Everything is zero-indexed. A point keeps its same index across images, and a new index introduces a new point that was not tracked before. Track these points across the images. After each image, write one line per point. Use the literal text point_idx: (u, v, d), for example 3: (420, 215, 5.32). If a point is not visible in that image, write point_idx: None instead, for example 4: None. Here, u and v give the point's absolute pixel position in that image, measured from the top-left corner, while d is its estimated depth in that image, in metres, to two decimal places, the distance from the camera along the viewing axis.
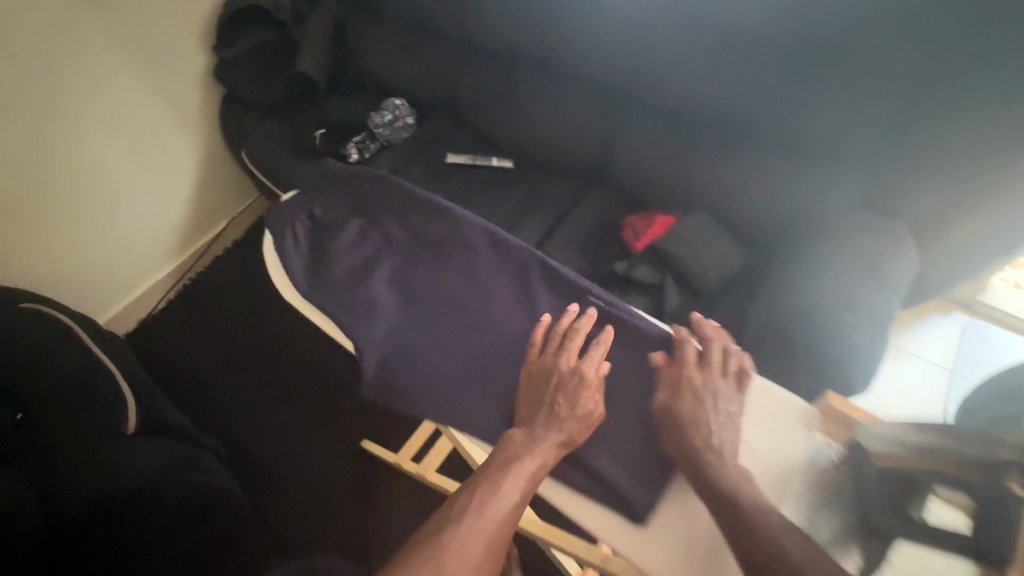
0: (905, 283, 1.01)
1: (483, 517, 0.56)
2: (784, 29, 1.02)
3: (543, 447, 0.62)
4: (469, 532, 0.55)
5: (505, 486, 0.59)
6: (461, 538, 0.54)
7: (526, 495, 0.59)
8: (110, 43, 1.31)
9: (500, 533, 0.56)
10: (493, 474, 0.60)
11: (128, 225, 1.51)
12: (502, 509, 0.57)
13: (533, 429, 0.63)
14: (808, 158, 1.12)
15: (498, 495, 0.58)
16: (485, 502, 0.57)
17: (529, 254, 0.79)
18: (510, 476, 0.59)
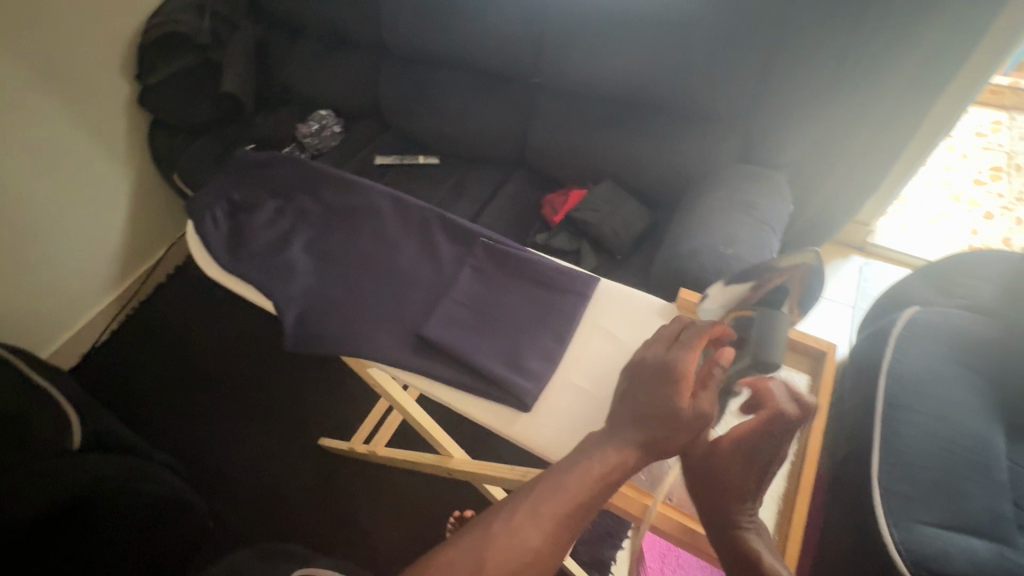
0: (782, 225, 1.15)
1: (536, 513, 0.51)
2: (655, 14, 1.15)
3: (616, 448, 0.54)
4: (520, 527, 0.50)
5: (568, 482, 0.52)
6: (509, 533, 0.50)
7: (594, 500, 0.52)
8: (29, 73, 1.33)
9: (557, 536, 0.50)
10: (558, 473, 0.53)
11: (65, 256, 1.52)
12: (560, 509, 0.51)
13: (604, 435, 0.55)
14: (694, 125, 1.25)
15: (555, 490, 0.52)
16: (540, 502, 0.51)
17: (432, 211, 0.86)
18: (574, 475, 0.53)
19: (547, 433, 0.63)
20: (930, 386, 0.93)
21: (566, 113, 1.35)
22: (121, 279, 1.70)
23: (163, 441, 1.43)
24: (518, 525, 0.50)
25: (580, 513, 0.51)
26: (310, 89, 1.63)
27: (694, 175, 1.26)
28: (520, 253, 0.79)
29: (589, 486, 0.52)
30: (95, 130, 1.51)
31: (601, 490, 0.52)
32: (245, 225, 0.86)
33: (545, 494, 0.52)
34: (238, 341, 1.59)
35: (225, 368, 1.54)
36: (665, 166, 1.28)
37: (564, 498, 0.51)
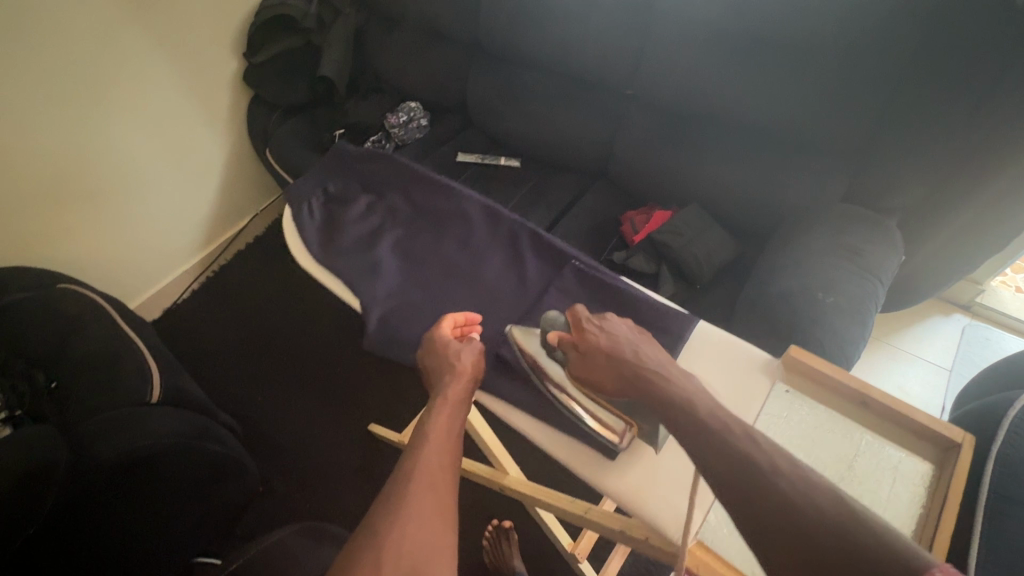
0: (888, 276, 1.05)
1: (418, 493, 0.51)
2: (775, 33, 1.06)
3: (446, 403, 0.61)
4: (421, 474, 0.52)
5: (427, 451, 0.55)
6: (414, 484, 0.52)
7: (455, 433, 0.59)
8: (148, 45, 1.42)
9: (445, 467, 0.54)
10: (410, 449, 0.56)
11: (161, 216, 1.63)
12: (433, 480, 0.53)
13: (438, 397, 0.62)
14: (796, 154, 1.17)
15: (425, 465, 0.54)
16: (425, 465, 0.54)
17: (522, 224, 0.84)
18: (432, 421, 0.59)
19: (624, 480, 0.64)
20: None
21: (657, 130, 1.30)
22: (206, 243, 1.80)
23: (228, 403, 1.50)
24: (411, 518, 0.49)
25: (450, 450, 0.57)
26: (400, 80, 1.65)
27: (791, 210, 1.19)
28: (610, 281, 0.77)
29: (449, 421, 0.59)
30: (201, 101, 1.60)
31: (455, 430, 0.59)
32: (337, 216, 0.88)
33: (414, 478, 0.52)
34: (306, 317, 1.65)
35: (291, 341, 1.60)
36: (762, 195, 1.20)
37: (432, 472, 0.53)
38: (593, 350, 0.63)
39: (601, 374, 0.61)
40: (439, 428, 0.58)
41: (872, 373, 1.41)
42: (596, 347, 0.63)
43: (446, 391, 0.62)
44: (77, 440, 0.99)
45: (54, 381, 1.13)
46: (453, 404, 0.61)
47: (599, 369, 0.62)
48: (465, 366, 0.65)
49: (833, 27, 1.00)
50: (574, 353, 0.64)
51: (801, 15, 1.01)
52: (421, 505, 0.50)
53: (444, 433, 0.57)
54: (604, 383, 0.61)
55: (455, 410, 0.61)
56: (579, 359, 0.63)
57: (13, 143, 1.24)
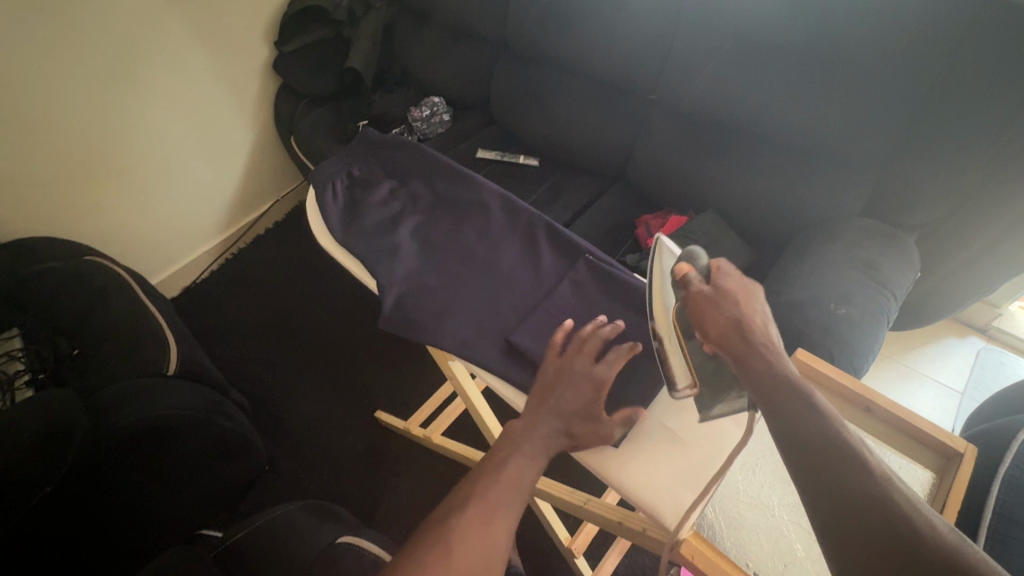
0: (903, 293, 1.04)
1: (473, 521, 0.55)
2: (799, 44, 1.07)
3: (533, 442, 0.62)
4: (481, 506, 0.56)
5: (498, 485, 0.58)
6: (473, 514, 0.55)
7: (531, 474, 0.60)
8: (185, 29, 1.46)
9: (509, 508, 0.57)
10: (482, 479, 0.59)
11: (186, 197, 1.67)
12: (506, 495, 0.58)
13: (524, 433, 0.63)
14: (815, 167, 1.17)
15: (490, 499, 0.57)
16: (487, 496, 0.57)
17: (540, 217, 0.86)
18: (514, 458, 0.61)
19: (627, 471, 0.65)
20: None
21: (677, 136, 1.31)
22: (228, 225, 1.84)
23: (241, 382, 1.53)
24: (472, 520, 0.54)
25: (519, 489, 0.59)
26: (426, 75, 1.68)
27: (807, 221, 1.19)
28: (624, 277, 0.78)
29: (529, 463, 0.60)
30: (232, 87, 1.64)
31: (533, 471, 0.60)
32: (360, 200, 0.90)
33: (493, 485, 0.58)
34: (321, 302, 1.68)
35: (305, 324, 1.63)
36: (779, 206, 1.20)
37: (506, 488, 0.58)
38: (709, 300, 0.59)
39: (714, 334, 0.58)
40: (532, 448, 0.62)
41: (881, 390, 1.39)
42: (717, 296, 0.60)
43: (553, 410, 0.64)
44: (95, 405, 1.03)
45: (78, 347, 1.17)
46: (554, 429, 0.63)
47: (715, 322, 0.58)
48: (590, 406, 0.65)
49: (857, 39, 1.00)
50: (696, 292, 0.60)
51: (826, 27, 1.02)
52: (485, 518, 0.55)
53: (535, 451, 0.61)
54: (713, 335, 0.58)
55: (545, 446, 0.62)
56: (698, 298, 0.60)
57: (50, 120, 1.30)
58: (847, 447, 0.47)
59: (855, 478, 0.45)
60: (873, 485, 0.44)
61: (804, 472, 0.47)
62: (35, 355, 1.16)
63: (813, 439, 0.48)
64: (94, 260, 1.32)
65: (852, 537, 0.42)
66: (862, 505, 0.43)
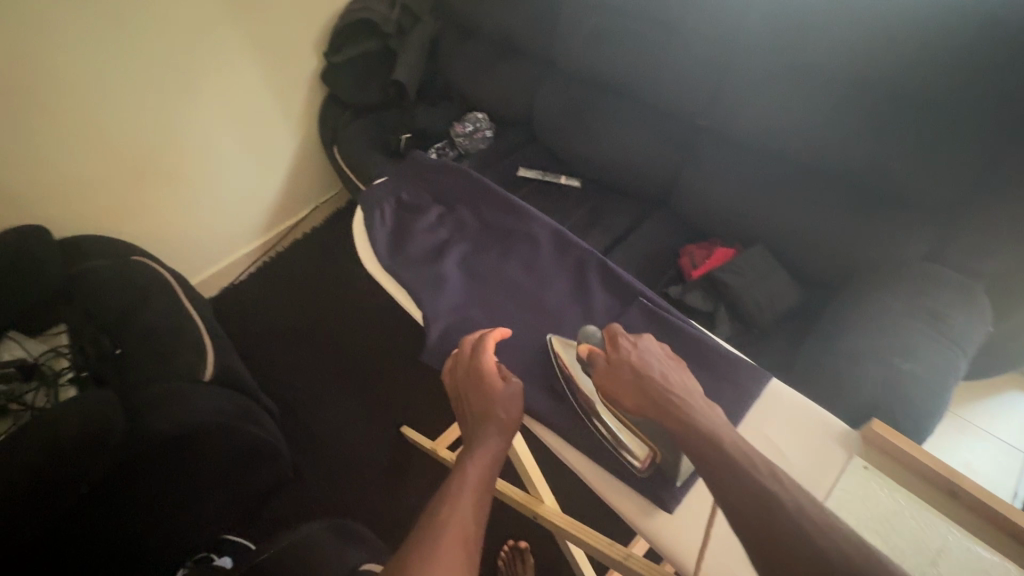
0: (972, 347, 0.97)
1: (444, 546, 0.48)
2: (866, 78, 1.01)
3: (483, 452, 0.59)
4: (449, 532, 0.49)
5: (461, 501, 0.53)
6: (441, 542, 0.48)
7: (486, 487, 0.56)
8: (238, 38, 1.49)
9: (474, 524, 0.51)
10: (443, 499, 0.53)
11: (230, 201, 1.70)
12: (460, 528, 0.50)
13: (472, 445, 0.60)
14: (878, 206, 1.10)
15: (453, 518, 0.51)
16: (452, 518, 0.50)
17: (592, 254, 0.83)
18: (468, 474, 0.56)
19: (679, 537, 0.61)
20: None
21: (729, 165, 1.26)
22: (267, 229, 1.87)
23: (273, 388, 1.54)
24: (441, 542, 0.48)
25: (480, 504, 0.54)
26: (470, 91, 1.68)
27: (867, 262, 1.12)
28: (680, 324, 0.75)
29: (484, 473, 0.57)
30: (280, 95, 1.67)
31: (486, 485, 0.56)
32: (407, 225, 0.89)
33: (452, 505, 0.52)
34: (353, 312, 1.68)
35: (337, 334, 1.64)
36: (834, 245, 1.14)
37: (463, 524, 0.50)
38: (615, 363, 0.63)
39: (623, 397, 0.61)
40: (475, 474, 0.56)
41: (934, 443, 1.31)
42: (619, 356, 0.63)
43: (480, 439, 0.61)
44: (132, 406, 1.04)
45: (120, 348, 1.19)
46: (494, 451, 0.60)
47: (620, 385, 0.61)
48: (508, 419, 0.63)
49: (931, 75, 0.94)
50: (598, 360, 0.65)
51: (898, 61, 0.96)
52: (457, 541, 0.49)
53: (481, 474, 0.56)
54: (628, 399, 0.60)
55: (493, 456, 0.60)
56: (603, 370, 0.63)
57: (104, 123, 1.34)
58: (762, 490, 0.48)
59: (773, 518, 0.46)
60: (800, 530, 0.45)
61: (736, 507, 0.48)
62: (80, 352, 1.19)
63: (728, 479, 0.49)
64: (140, 259, 1.34)
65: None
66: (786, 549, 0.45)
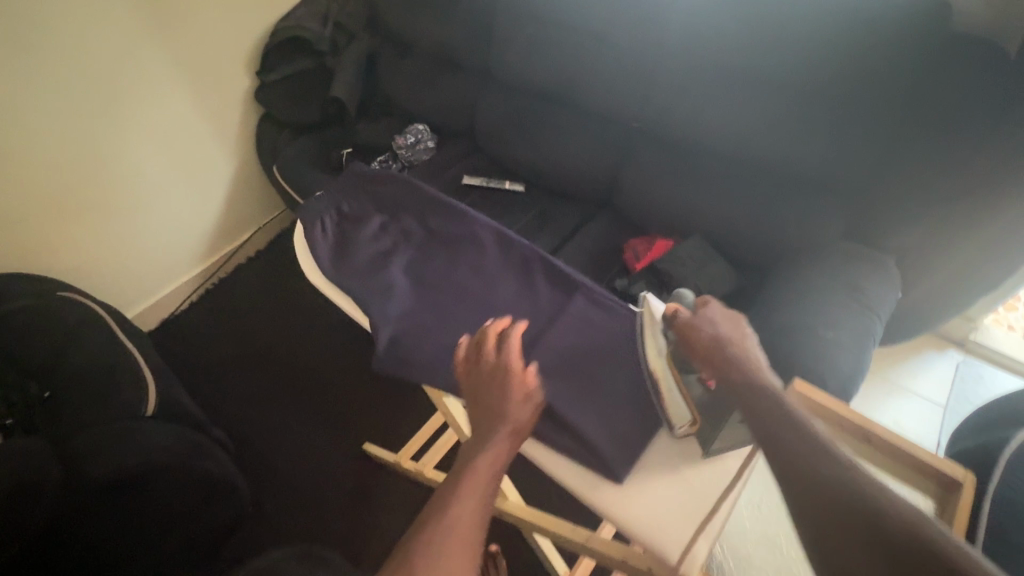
0: (887, 312, 1.06)
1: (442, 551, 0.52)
2: (776, 75, 1.10)
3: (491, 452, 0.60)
4: (445, 539, 0.53)
5: (458, 508, 0.55)
6: (437, 549, 0.52)
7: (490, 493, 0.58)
8: (164, 61, 1.45)
9: (471, 533, 0.54)
10: (441, 504, 0.56)
11: (164, 229, 1.63)
12: (461, 535, 0.53)
13: (480, 442, 0.60)
14: (795, 191, 1.19)
15: (451, 523, 0.54)
16: (451, 523, 0.54)
17: (535, 251, 0.85)
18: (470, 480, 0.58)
19: (634, 511, 0.64)
20: None
21: (662, 161, 1.32)
22: (207, 256, 1.80)
23: (226, 419, 1.48)
24: (437, 547, 0.52)
25: (482, 511, 0.56)
26: (409, 104, 1.69)
27: (792, 244, 1.20)
28: (620, 311, 0.78)
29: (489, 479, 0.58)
30: (212, 117, 1.62)
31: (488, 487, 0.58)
32: (350, 237, 0.88)
33: (452, 509, 0.55)
34: (305, 334, 1.64)
35: (288, 357, 1.59)
36: (762, 231, 1.22)
37: (466, 530, 0.54)
38: (687, 327, 0.64)
39: (699, 356, 0.61)
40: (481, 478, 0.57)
41: (868, 406, 1.42)
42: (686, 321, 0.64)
43: (488, 437, 0.60)
44: (70, 453, 0.97)
45: (48, 390, 1.12)
46: (502, 451, 0.60)
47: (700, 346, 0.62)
48: (519, 421, 0.62)
49: (829, 69, 1.04)
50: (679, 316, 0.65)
51: (802, 59, 1.05)
52: (453, 541, 0.53)
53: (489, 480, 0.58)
54: (704, 359, 0.61)
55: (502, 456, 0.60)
56: (685, 329, 0.64)
57: (22, 156, 1.27)
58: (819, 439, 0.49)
59: (813, 464, 0.47)
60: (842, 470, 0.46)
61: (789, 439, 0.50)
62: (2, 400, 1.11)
63: (778, 424, 0.51)
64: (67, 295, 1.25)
65: (828, 498, 0.45)
66: (826, 504, 0.45)
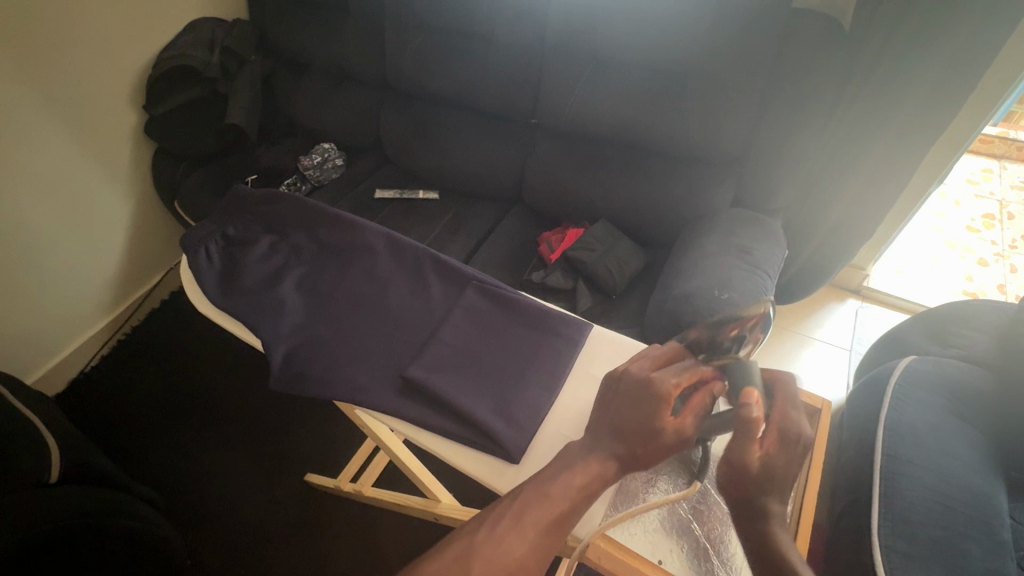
0: (776, 268, 1.15)
1: (514, 538, 0.50)
2: (651, 60, 1.16)
3: (599, 457, 0.55)
4: (513, 535, 0.50)
5: (542, 505, 0.52)
6: (501, 541, 0.50)
7: (583, 500, 0.53)
8: (32, 99, 1.34)
9: (549, 531, 0.51)
10: (524, 498, 0.53)
11: (57, 280, 1.51)
12: (542, 530, 0.51)
13: (593, 442, 0.57)
14: (687, 167, 1.26)
15: (533, 514, 0.51)
16: (530, 512, 0.51)
17: (426, 251, 0.87)
18: (561, 479, 0.54)
19: None
20: (927, 441, 0.89)
21: (562, 153, 1.37)
22: (112, 304, 1.69)
23: (148, 476, 1.39)
24: (503, 532, 0.50)
25: (565, 518, 0.52)
26: (314, 123, 1.67)
27: (691, 217, 1.28)
28: (511, 295, 0.80)
29: (584, 490, 0.53)
30: (99, 156, 1.53)
31: (582, 498, 0.53)
32: (238, 260, 0.87)
33: (541, 499, 0.53)
34: (227, 370, 1.58)
35: (212, 396, 1.53)
36: (662, 208, 1.29)
37: (550, 514, 0.51)
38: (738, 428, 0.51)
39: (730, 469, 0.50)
40: (533, 524, 0.51)
41: (783, 360, 1.52)
42: (749, 425, 0.50)
43: (553, 488, 0.53)
44: None
45: None
46: (607, 467, 0.54)
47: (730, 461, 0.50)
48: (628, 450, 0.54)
49: (695, 50, 1.11)
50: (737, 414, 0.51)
51: (676, 36, 1.11)
52: (518, 531, 0.50)
53: (539, 530, 0.50)
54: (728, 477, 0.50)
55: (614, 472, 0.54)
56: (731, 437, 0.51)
57: None
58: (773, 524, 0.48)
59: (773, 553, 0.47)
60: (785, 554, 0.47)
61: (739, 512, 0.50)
62: None
63: (748, 505, 0.49)
64: None
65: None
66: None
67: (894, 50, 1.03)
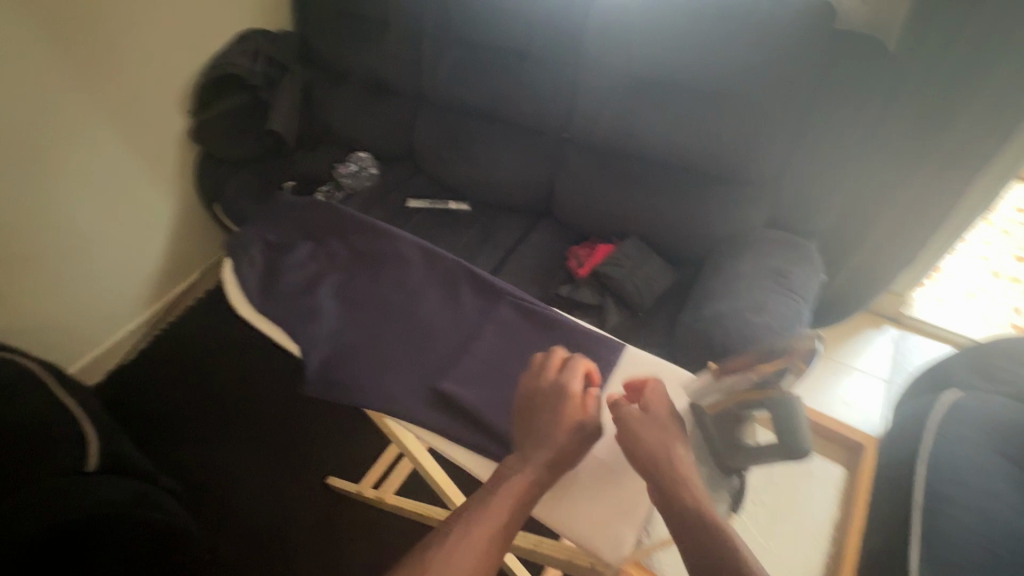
0: (812, 292, 1.12)
1: (459, 549, 0.52)
2: (688, 79, 1.15)
3: (532, 464, 0.59)
4: (456, 544, 0.53)
5: (485, 513, 0.55)
6: (447, 552, 0.52)
7: (521, 506, 0.56)
8: (90, 102, 1.42)
9: (492, 541, 0.53)
10: (468, 508, 0.56)
11: (102, 275, 1.57)
12: (485, 537, 0.53)
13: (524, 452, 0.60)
14: (721, 187, 1.25)
15: (477, 524, 0.54)
16: (478, 523, 0.54)
17: (458, 263, 0.88)
18: (499, 487, 0.57)
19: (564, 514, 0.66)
20: (971, 481, 0.85)
21: (594, 169, 1.37)
22: (151, 300, 1.75)
23: (175, 470, 1.42)
24: (451, 544, 0.53)
25: (506, 527, 0.54)
26: (350, 132, 1.71)
27: (725, 237, 1.26)
28: (543, 311, 0.80)
29: (519, 497, 0.56)
30: (148, 159, 1.59)
31: (521, 505, 0.56)
32: (278, 265, 0.90)
33: (482, 510, 0.55)
34: (257, 370, 1.61)
35: (240, 395, 1.56)
36: (694, 227, 1.27)
37: (491, 522, 0.54)
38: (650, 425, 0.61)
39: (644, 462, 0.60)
40: (481, 533, 0.53)
41: (815, 387, 1.47)
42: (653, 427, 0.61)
43: (495, 500, 0.56)
44: None
45: None
46: (530, 475, 0.58)
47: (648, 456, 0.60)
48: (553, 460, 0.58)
49: (733, 70, 1.10)
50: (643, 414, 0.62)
51: (715, 54, 1.10)
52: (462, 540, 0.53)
53: (485, 538, 0.53)
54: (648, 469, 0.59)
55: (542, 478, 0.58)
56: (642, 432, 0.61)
57: None
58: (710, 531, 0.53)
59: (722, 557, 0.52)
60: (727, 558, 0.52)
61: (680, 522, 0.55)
62: None
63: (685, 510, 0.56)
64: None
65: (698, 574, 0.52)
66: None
67: (942, 74, 1.00)
